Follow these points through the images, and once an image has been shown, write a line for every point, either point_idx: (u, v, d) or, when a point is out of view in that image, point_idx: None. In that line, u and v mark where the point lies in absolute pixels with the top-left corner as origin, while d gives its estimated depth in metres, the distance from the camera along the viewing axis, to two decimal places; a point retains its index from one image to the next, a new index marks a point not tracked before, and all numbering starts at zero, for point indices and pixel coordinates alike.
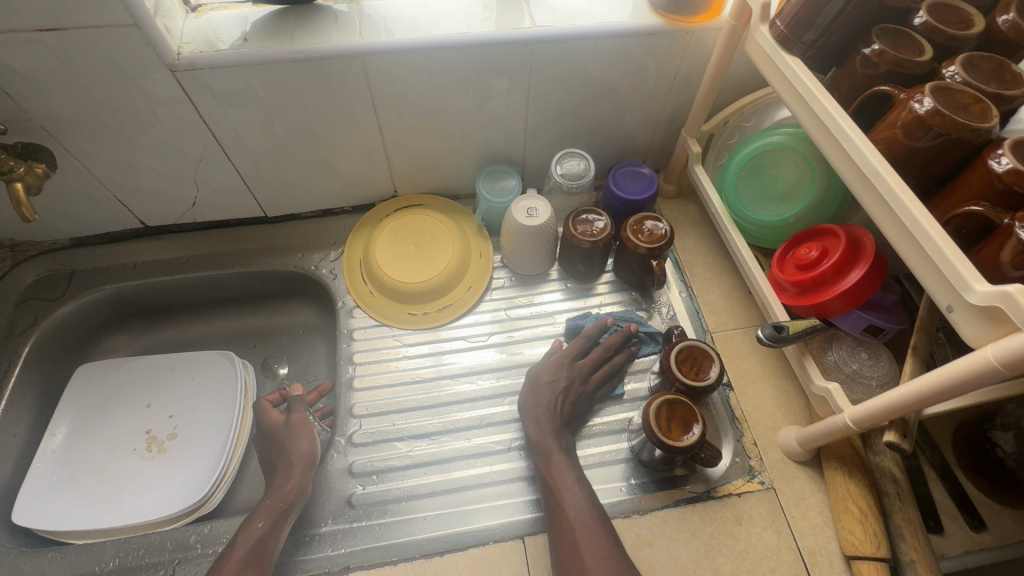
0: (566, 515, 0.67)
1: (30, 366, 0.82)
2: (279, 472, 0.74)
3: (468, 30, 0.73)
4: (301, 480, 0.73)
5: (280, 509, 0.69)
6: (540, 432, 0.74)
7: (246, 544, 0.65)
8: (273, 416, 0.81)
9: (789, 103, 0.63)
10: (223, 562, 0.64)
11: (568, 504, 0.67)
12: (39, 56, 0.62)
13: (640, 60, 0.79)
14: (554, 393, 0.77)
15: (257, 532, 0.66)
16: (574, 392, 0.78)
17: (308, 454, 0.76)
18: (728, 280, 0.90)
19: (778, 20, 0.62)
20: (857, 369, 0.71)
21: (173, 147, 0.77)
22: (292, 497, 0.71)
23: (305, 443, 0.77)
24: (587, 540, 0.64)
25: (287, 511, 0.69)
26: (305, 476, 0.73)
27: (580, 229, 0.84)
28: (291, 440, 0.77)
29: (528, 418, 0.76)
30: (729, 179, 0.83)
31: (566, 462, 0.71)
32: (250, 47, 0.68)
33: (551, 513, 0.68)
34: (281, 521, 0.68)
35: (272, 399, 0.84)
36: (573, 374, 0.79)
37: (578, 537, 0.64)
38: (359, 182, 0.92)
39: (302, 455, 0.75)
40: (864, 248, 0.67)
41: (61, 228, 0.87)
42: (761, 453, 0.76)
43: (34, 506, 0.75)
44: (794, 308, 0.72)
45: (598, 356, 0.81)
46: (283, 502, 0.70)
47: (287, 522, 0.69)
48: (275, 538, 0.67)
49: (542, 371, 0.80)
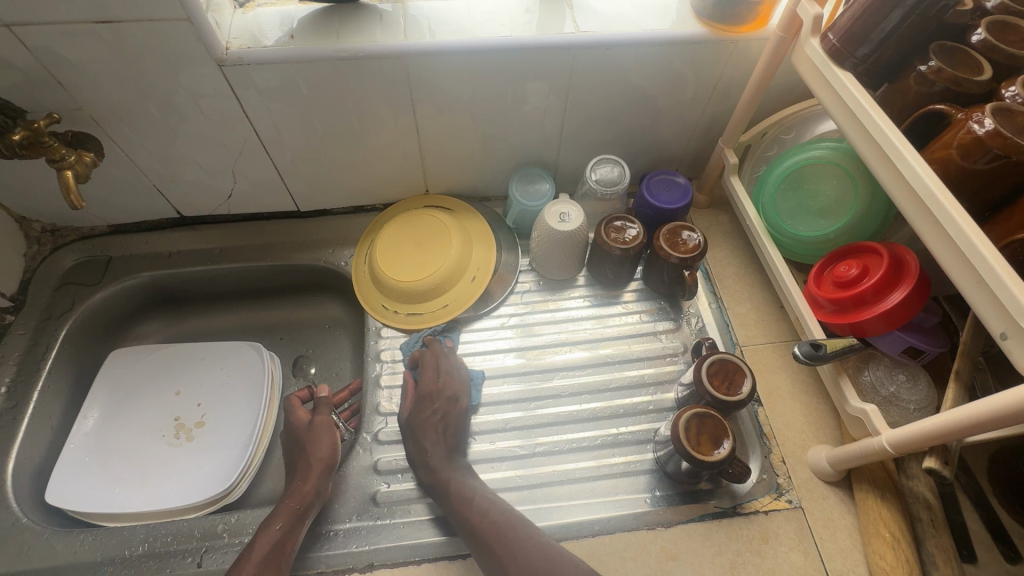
0: (480, 532, 0.66)
1: (66, 350, 0.84)
2: (298, 471, 0.74)
3: (511, 33, 0.73)
4: (319, 482, 0.72)
5: (299, 509, 0.69)
6: (430, 469, 0.72)
7: (264, 546, 0.65)
8: (301, 417, 0.80)
9: (838, 120, 0.62)
10: (243, 562, 0.64)
11: (479, 520, 0.67)
12: (92, 47, 0.63)
13: (680, 68, 0.78)
14: (430, 430, 0.75)
15: (275, 534, 0.67)
16: (450, 421, 0.77)
17: (327, 458, 0.75)
18: (759, 293, 0.89)
19: (830, 33, 0.61)
20: (895, 392, 0.69)
21: (213, 140, 0.78)
22: (309, 498, 0.70)
23: (326, 447, 0.76)
24: (506, 550, 0.64)
25: (306, 511, 0.69)
26: (322, 479, 0.73)
27: (612, 236, 0.83)
28: (312, 442, 0.77)
29: (416, 459, 0.74)
30: (768, 191, 0.82)
31: (468, 486, 0.71)
32: (296, 45, 0.69)
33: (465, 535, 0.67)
34: (297, 519, 0.69)
35: (301, 396, 0.84)
36: (440, 404, 0.77)
37: (499, 551, 0.64)
38: (392, 181, 0.92)
39: (321, 458, 0.75)
40: (908, 268, 0.65)
41: (101, 215, 0.89)
42: (789, 471, 0.75)
43: (66, 487, 0.76)
44: (831, 325, 0.71)
45: (449, 367, 0.81)
46: (301, 503, 0.70)
47: (303, 523, 0.69)
48: (292, 539, 0.67)
49: (414, 413, 0.77)
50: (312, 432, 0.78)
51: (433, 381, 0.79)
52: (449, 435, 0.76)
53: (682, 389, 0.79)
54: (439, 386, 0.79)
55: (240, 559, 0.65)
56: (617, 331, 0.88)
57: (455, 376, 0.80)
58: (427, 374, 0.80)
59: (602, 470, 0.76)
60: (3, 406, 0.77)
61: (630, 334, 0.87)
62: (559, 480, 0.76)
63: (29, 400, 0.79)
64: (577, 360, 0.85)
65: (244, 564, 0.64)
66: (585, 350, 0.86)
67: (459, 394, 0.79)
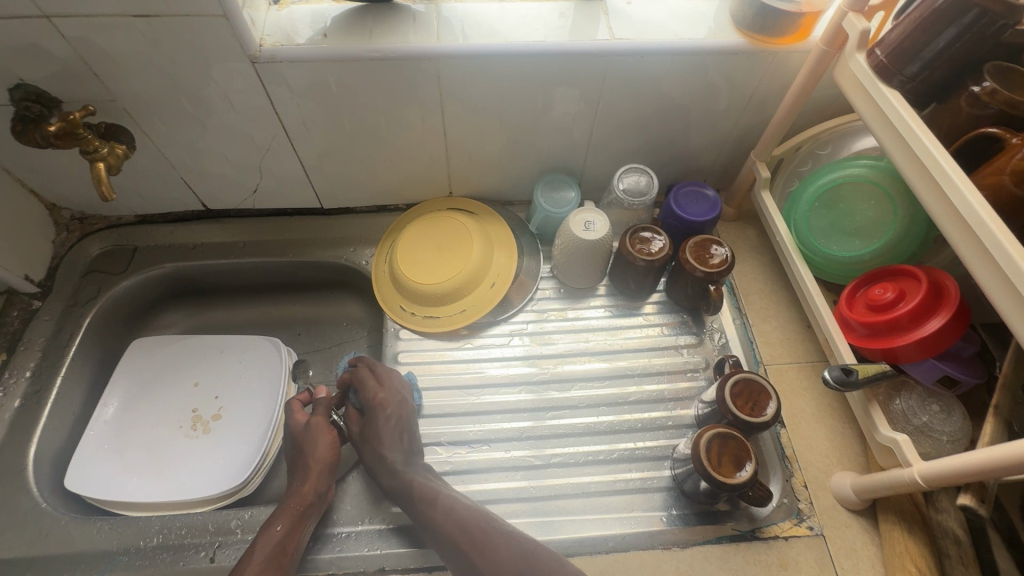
0: (446, 530, 0.65)
1: (90, 337, 0.85)
2: (299, 471, 0.73)
3: (544, 38, 0.71)
4: (317, 482, 0.71)
5: (300, 511, 0.69)
6: (393, 473, 0.71)
7: (265, 547, 0.65)
8: (298, 419, 0.79)
9: (882, 140, 0.60)
10: (245, 565, 0.64)
11: (444, 519, 0.66)
12: (128, 40, 0.64)
13: (716, 79, 0.77)
14: (389, 437, 0.73)
15: (276, 535, 0.66)
16: (402, 423, 0.75)
17: (325, 458, 0.74)
18: (786, 311, 0.87)
19: (878, 49, 0.59)
20: (927, 421, 0.66)
21: (243, 136, 0.79)
22: (310, 498, 0.70)
23: (325, 448, 0.74)
24: (474, 546, 0.63)
25: (307, 512, 0.69)
26: (321, 479, 0.72)
27: (637, 247, 0.81)
28: (309, 442, 0.75)
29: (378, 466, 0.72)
30: (801, 209, 0.80)
31: (429, 484, 0.70)
32: (329, 43, 0.68)
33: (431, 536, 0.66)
34: (298, 520, 0.68)
35: (301, 398, 0.82)
36: (384, 407, 0.75)
37: (469, 549, 0.63)
38: (417, 182, 0.92)
39: (319, 459, 0.73)
40: (947, 293, 0.63)
41: (130, 205, 0.90)
42: (811, 497, 0.73)
43: (85, 474, 0.77)
44: (861, 349, 0.69)
45: (387, 373, 0.79)
46: (302, 503, 0.69)
47: (305, 523, 0.68)
48: (293, 540, 0.67)
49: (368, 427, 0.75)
50: (309, 433, 0.76)
51: (375, 389, 0.77)
52: (404, 437, 0.74)
53: (702, 407, 0.77)
54: (382, 392, 0.76)
55: (243, 561, 0.64)
56: (637, 343, 0.86)
57: (395, 378, 0.79)
58: (365, 385, 0.78)
59: (617, 485, 0.75)
60: (28, 391, 0.78)
61: (650, 346, 0.86)
62: (573, 493, 0.74)
63: (53, 387, 0.80)
64: (596, 371, 0.84)
65: (248, 565, 0.64)
66: (604, 361, 0.85)
67: (405, 395, 0.77)
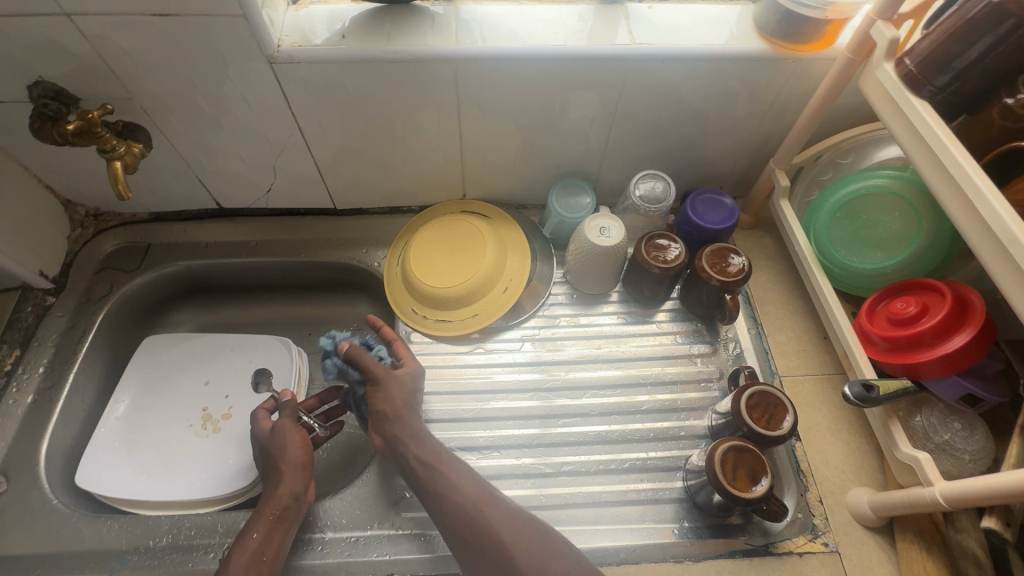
0: (463, 496, 0.65)
1: (102, 334, 0.85)
2: (273, 475, 0.69)
3: (564, 42, 0.71)
4: (292, 485, 0.68)
5: (276, 515, 0.66)
6: (411, 436, 0.70)
7: (242, 554, 0.63)
8: (264, 426, 0.74)
9: (909, 150, 0.58)
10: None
11: (462, 487, 0.66)
12: (148, 39, 0.63)
13: (737, 85, 0.75)
14: (413, 409, 0.73)
15: (252, 543, 0.64)
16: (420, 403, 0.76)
17: (298, 460, 0.70)
18: (802, 322, 0.86)
19: (907, 59, 0.58)
20: (949, 440, 0.65)
21: (258, 136, 0.78)
22: (286, 501, 0.67)
23: (296, 450, 0.71)
24: (491, 515, 0.64)
25: (283, 515, 0.67)
26: (296, 479, 0.69)
27: (652, 254, 0.80)
28: (278, 447, 0.71)
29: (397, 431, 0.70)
30: (822, 219, 0.78)
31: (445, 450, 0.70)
32: (347, 44, 0.68)
33: (446, 503, 0.65)
34: (274, 525, 0.66)
35: (267, 407, 0.77)
36: (390, 383, 0.73)
37: (486, 517, 0.63)
38: (431, 184, 0.91)
39: (289, 460, 0.70)
40: (972, 309, 0.62)
41: (144, 203, 0.90)
42: (826, 513, 0.71)
43: (96, 471, 0.77)
44: (882, 363, 0.68)
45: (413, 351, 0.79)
46: (278, 507, 0.67)
47: (282, 528, 0.66)
48: (271, 546, 0.65)
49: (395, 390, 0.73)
50: (275, 437, 0.72)
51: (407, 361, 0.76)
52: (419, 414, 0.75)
53: (716, 418, 0.76)
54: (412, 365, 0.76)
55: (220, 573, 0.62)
56: (650, 351, 0.85)
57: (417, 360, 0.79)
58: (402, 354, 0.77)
59: (628, 495, 0.74)
60: (41, 387, 0.79)
61: (663, 354, 0.85)
62: (584, 502, 0.74)
63: (65, 383, 0.80)
64: (608, 379, 0.83)
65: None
66: (617, 369, 0.84)
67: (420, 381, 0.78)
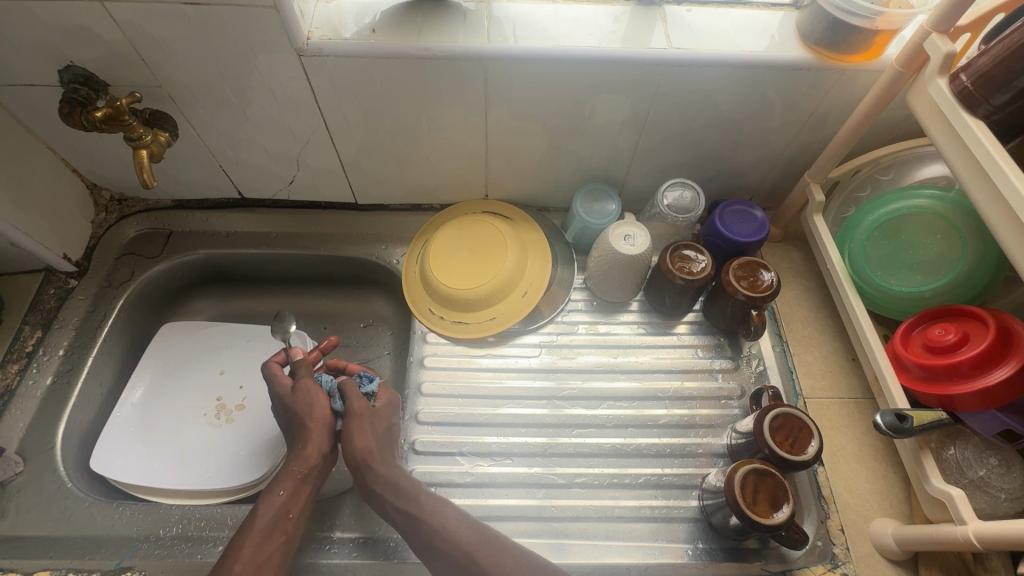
0: (454, 539, 0.64)
1: (121, 319, 0.85)
2: (301, 431, 0.72)
3: (599, 44, 0.68)
4: (320, 444, 0.71)
5: (303, 474, 0.69)
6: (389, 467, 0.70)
7: (268, 511, 0.65)
8: (283, 383, 0.75)
9: (961, 176, 0.55)
10: (245, 531, 0.63)
11: (452, 530, 0.64)
12: (178, 27, 0.63)
13: (775, 94, 0.73)
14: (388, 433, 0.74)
15: (278, 500, 0.66)
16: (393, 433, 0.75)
17: (324, 418, 0.73)
18: (829, 342, 0.83)
19: (963, 74, 0.55)
20: (983, 476, 0.62)
21: (283, 127, 0.78)
22: (311, 461, 0.70)
23: (323, 408, 0.73)
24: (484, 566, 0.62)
25: (309, 475, 0.69)
26: (323, 438, 0.72)
27: (678, 265, 0.78)
28: (305, 404, 0.73)
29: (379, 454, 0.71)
30: (859, 236, 0.75)
31: (425, 491, 0.68)
32: (376, 39, 0.66)
33: (433, 551, 0.64)
34: (300, 486, 0.68)
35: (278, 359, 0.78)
36: (363, 419, 0.73)
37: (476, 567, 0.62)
38: (453, 182, 0.90)
39: (317, 418, 0.72)
40: (1016, 341, 0.60)
41: (167, 190, 0.90)
42: (848, 542, 0.69)
43: (111, 456, 0.78)
44: (915, 392, 0.66)
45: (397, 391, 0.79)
46: (305, 467, 0.69)
47: (308, 487, 0.69)
48: (296, 504, 0.67)
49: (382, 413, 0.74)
50: (296, 397, 0.74)
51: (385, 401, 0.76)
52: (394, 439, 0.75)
53: (736, 437, 0.74)
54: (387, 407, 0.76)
55: (243, 532, 0.63)
56: (669, 364, 0.83)
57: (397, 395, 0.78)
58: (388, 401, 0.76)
59: (642, 512, 0.72)
60: (60, 369, 0.79)
61: (682, 368, 0.83)
62: (597, 516, 0.72)
63: (83, 366, 0.80)
64: (624, 391, 0.81)
65: (248, 536, 0.63)
66: (634, 381, 0.82)
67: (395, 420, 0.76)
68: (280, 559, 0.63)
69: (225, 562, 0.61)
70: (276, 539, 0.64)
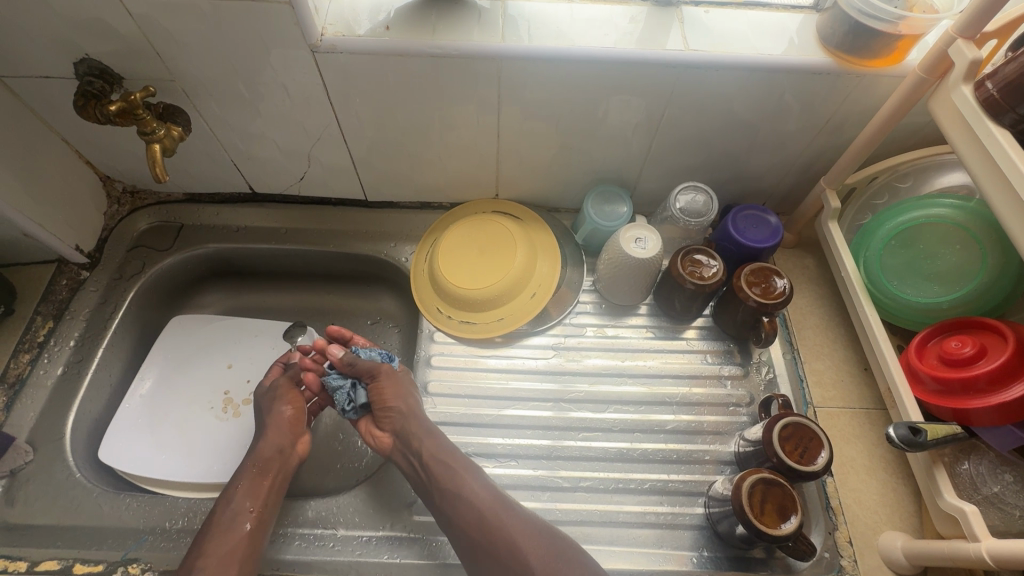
0: (478, 499, 0.66)
1: (131, 311, 0.86)
2: (261, 430, 0.74)
3: (615, 44, 0.67)
4: (277, 438, 0.72)
5: (262, 469, 0.70)
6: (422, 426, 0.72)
7: (227, 505, 0.66)
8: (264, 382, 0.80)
9: (985, 186, 0.54)
10: (207, 526, 0.64)
11: (477, 492, 0.67)
12: (192, 21, 0.62)
13: (792, 98, 0.71)
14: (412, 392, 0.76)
15: (236, 492, 0.67)
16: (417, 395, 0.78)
17: (286, 415, 0.75)
18: (841, 350, 0.82)
19: (989, 81, 0.53)
20: (997, 492, 0.61)
21: (295, 123, 0.77)
22: (270, 456, 0.71)
23: (285, 403, 0.76)
24: (502, 531, 0.64)
25: (269, 470, 0.70)
26: (280, 432, 0.73)
27: (688, 269, 0.77)
28: (270, 403, 0.76)
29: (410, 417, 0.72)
30: (875, 244, 0.74)
31: (459, 454, 0.71)
32: (390, 37, 0.66)
33: (460, 513, 0.65)
34: (259, 479, 0.69)
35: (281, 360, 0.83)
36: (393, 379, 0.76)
37: (492, 531, 0.64)
38: (464, 181, 0.89)
39: (278, 416, 0.75)
40: None
41: (179, 183, 0.90)
42: (856, 555, 0.68)
43: (118, 448, 0.78)
44: (929, 405, 0.65)
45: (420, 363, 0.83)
46: (263, 462, 0.71)
47: (267, 479, 0.69)
48: (257, 496, 0.68)
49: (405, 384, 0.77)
50: (271, 394, 0.77)
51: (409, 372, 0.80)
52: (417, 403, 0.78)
53: (744, 445, 0.73)
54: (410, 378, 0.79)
55: (206, 526, 0.65)
56: (677, 369, 0.82)
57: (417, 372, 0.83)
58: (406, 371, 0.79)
59: (647, 518, 0.72)
60: (70, 360, 0.80)
61: (690, 374, 0.82)
62: (602, 520, 0.72)
63: (94, 357, 0.81)
64: (631, 395, 0.80)
65: (210, 529, 0.64)
66: (641, 385, 0.81)
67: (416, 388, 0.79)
68: (244, 551, 0.63)
69: (191, 556, 0.62)
70: (236, 530, 0.64)
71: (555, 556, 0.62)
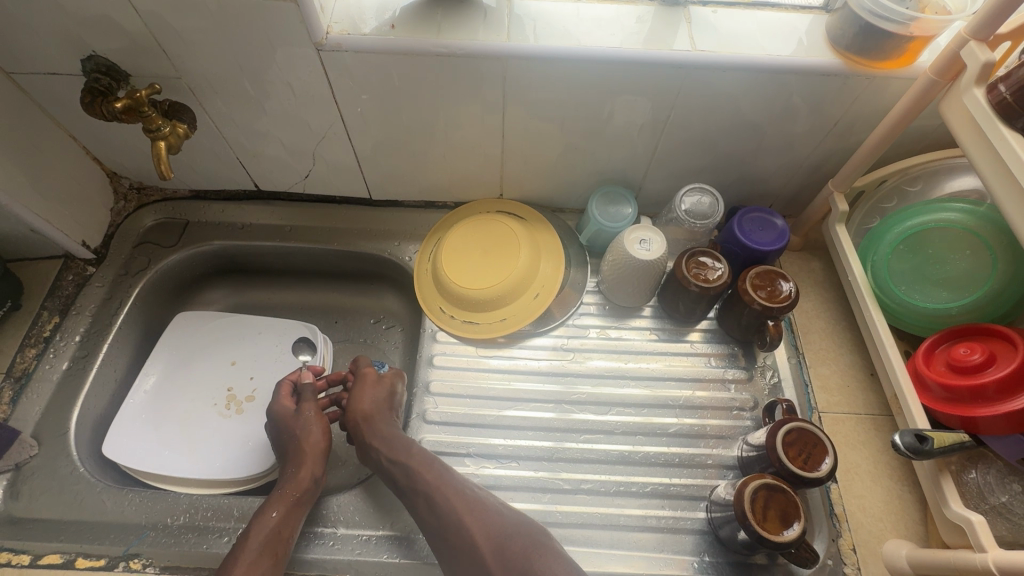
0: (447, 491, 0.67)
1: (136, 307, 0.86)
2: (295, 457, 0.72)
3: (621, 45, 0.67)
4: (313, 468, 0.71)
5: (295, 499, 0.68)
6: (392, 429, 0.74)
7: (259, 534, 0.64)
8: (285, 406, 0.77)
9: (996, 191, 0.53)
10: (238, 552, 0.63)
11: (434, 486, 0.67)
12: (198, 18, 0.63)
13: (800, 99, 0.70)
14: (383, 398, 0.77)
15: (271, 521, 0.65)
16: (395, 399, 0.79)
17: (319, 445, 0.74)
18: (847, 355, 0.81)
19: (1002, 85, 0.52)
20: (1005, 502, 0.60)
21: (300, 121, 0.78)
22: (305, 485, 0.69)
23: (318, 434, 0.74)
24: (459, 525, 0.64)
25: (302, 499, 0.68)
26: (316, 464, 0.72)
27: (693, 272, 0.77)
28: (302, 430, 0.74)
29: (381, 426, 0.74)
30: (882, 250, 0.73)
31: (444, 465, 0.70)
32: (395, 35, 0.66)
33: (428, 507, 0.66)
34: (293, 510, 0.67)
35: (292, 381, 0.80)
36: (366, 383, 0.79)
37: (459, 521, 0.64)
38: (468, 181, 0.89)
39: (312, 444, 0.73)
40: None
41: (185, 180, 0.91)
42: (859, 562, 0.67)
43: (122, 443, 0.79)
44: (936, 412, 0.64)
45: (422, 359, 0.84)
46: (297, 490, 0.69)
47: (301, 510, 0.68)
48: (289, 526, 0.66)
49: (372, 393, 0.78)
50: (299, 421, 0.75)
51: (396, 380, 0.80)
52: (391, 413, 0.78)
53: (747, 450, 0.73)
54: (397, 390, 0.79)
55: (235, 551, 0.63)
56: (681, 372, 0.82)
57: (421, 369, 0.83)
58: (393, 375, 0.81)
59: (648, 521, 0.72)
60: (76, 355, 0.80)
61: (694, 376, 0.81)
62: (602, 524, 0.71)
63: (98, 353, 0.81)
64: (632, 397, 0.80)
65: (239, 558, 0.62)
66: (643, 387, 0.81)
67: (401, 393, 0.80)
68: None
69: None
70: (267, 561, 0.62)
71: (517, 533, 0.64)
